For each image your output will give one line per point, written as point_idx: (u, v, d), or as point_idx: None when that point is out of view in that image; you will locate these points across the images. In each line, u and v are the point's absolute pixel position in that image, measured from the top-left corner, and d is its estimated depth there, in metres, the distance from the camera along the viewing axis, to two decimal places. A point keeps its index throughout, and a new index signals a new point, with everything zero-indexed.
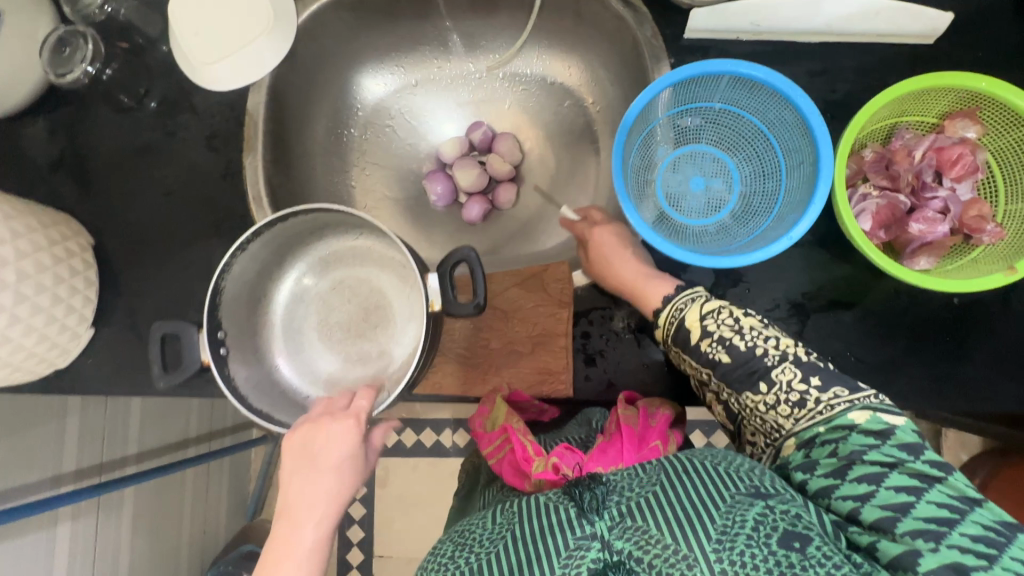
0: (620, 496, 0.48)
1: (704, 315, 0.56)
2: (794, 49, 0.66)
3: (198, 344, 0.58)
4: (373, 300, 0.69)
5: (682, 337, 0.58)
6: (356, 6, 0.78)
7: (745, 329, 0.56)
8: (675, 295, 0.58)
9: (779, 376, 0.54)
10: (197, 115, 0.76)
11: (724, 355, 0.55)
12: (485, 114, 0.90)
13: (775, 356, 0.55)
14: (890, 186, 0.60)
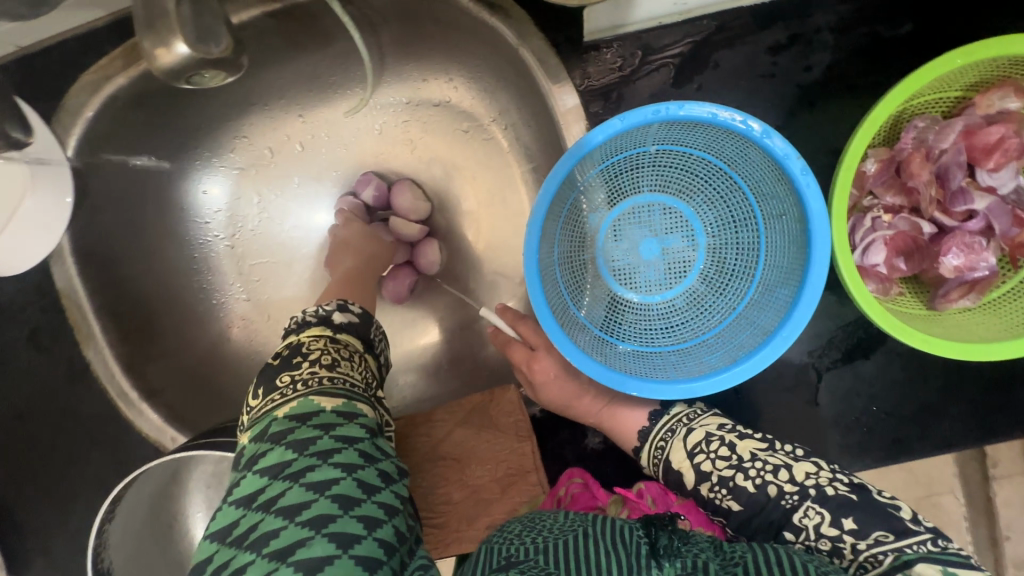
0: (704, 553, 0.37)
1: (693, 450, 0.46)
2: (741, 20, 0.46)
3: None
4: None
5: (675, 478, 0.47)
6: (139, 96, 0.56)
7: (744, 459, 0.44)
8: (653, 425, 0.49)
9: (802, 522, 0.41)
10: (3, 308, 0.58)
11: (732, 502, 0.44)
12: (369, 165, 0.69)
13: (792, 495, 0.42)
14: (905, 203, 0.44)
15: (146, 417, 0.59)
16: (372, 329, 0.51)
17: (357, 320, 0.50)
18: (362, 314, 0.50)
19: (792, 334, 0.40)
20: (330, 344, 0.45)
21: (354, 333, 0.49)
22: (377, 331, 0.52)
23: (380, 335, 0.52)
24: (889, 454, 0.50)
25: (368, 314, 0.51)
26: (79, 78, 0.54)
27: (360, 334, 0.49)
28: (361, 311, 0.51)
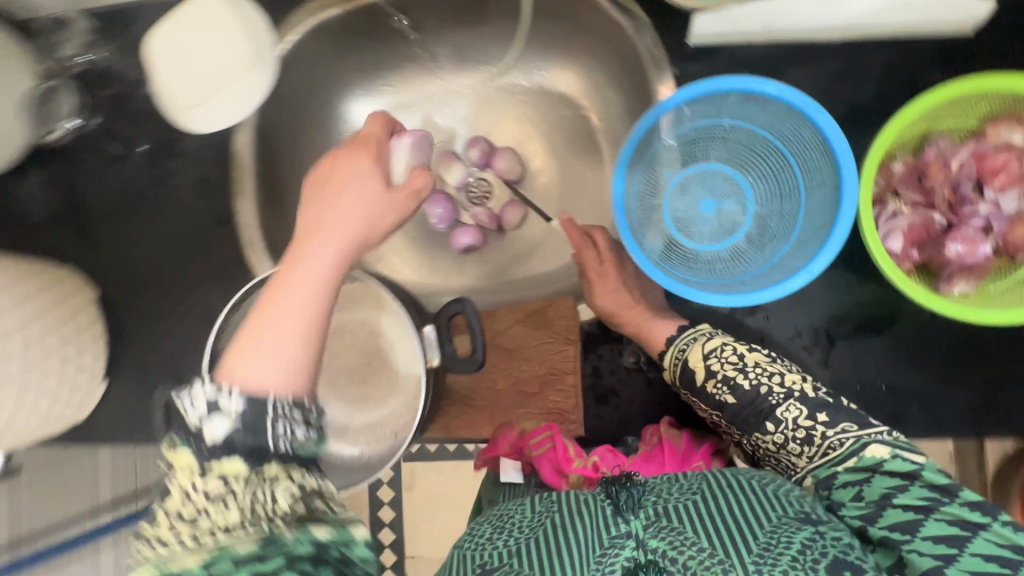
0: (658, 498, 0.48)
1: (707, 353, 0.56)
2: (811, 50, 0.60)
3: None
4: (372, 345, 0.65)
5: (686, 376, 0.57)
6: (338, 30, 0.74)
7: (749, 365, 0.54)
8: (677, 334, 0.58)
9: (784, 415, 0.52)
10: (185, 158, 0.74)
11: (730, 397, 0.54)
12: (482, 129, 0.85)
13: (780, 395, 0.53)
14: (923, 202, 0.54)
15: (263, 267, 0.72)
16: (269, 414, 0.38)
17: (236, 422, 0.37)
18: (243, 409, 0.38)
19: (816, 270, 0.50)
20: (258, 491, 0.37)
21: (238, 442, 0.37)
22: (282, 411, 0.39)
23: (290, 428, 0.39)
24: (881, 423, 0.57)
25: (256, 395, 0.39)
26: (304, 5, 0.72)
27: (259, 440, 0.38)
28: (243, 401, 0.38)
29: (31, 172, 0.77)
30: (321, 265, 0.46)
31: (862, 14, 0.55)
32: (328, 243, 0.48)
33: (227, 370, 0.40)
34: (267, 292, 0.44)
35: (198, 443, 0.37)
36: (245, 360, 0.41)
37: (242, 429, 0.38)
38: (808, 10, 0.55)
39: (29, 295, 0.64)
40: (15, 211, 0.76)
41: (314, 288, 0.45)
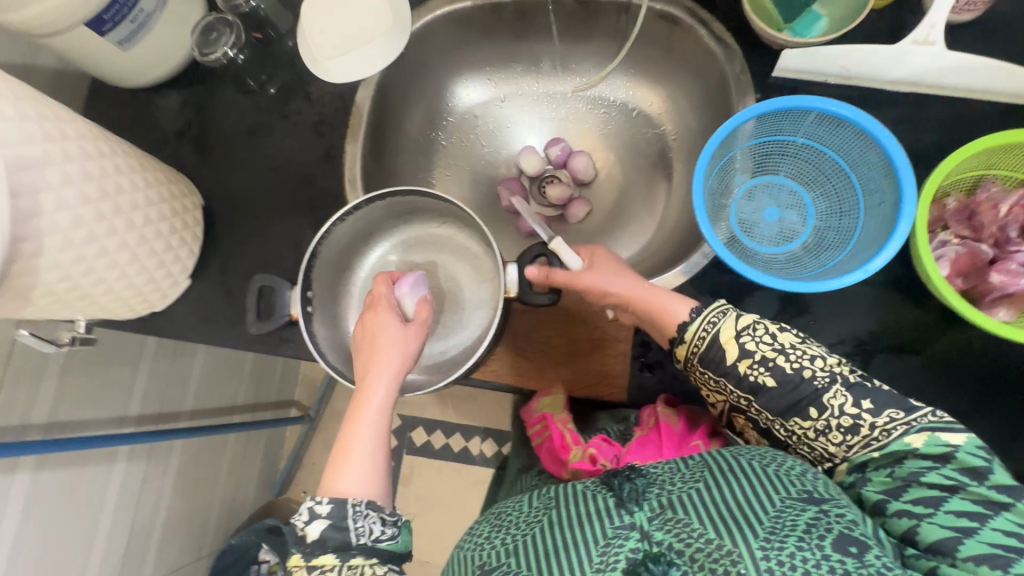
0: (659, 489, 0.51)
1: (740, 328, 0.56)
2: (881, 97, 0.68)
3: (292, 297, 0.68)
4: (446, 284, 0.79)
5: (713, 354, 0.57)
6: (463, 21, 0.85)
7: (787, 348, 0.55)
8: (693, 320, 0.58)
9: (831, 401, 0.53)
10: (310, 101, 0.84)
11: (769, 378, 0.54)
12: (566, 131, 0.94)
13: (824, 378, 0.53)
14: (971, 237, 0.60)
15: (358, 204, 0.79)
16: (350, 520, 0.52)
17: (330, 519, 0.51)
18: (333, 510, 0.52)
19: (872, 270, 0.55)
20: None
21: (333, 539, 0.51)
22: (358, 514, 0.52)
23: (366, 526, 0.52)
24: None
25: (341, 501, 0.53)
26: None
27: (343, 539, 0.51)
28: (331, 506, 0.52)
29: (173, 90, 0.87)
30: (378, 417, 0.59)
31: (929, 71, 0.64)
32: (374, 418, 0.59)
33: (330, 487, 0.55)
34: (334, 453, 0.57)
35: (302, 546, 0.51)
36: (340, 477, 0.55)
37: (335, 527, 0.51)
38: (883, 59, 0.64)
39: (156, 181, 0.71)
40: (150, 120, 0.86)
41: (380, 425, 0.59)
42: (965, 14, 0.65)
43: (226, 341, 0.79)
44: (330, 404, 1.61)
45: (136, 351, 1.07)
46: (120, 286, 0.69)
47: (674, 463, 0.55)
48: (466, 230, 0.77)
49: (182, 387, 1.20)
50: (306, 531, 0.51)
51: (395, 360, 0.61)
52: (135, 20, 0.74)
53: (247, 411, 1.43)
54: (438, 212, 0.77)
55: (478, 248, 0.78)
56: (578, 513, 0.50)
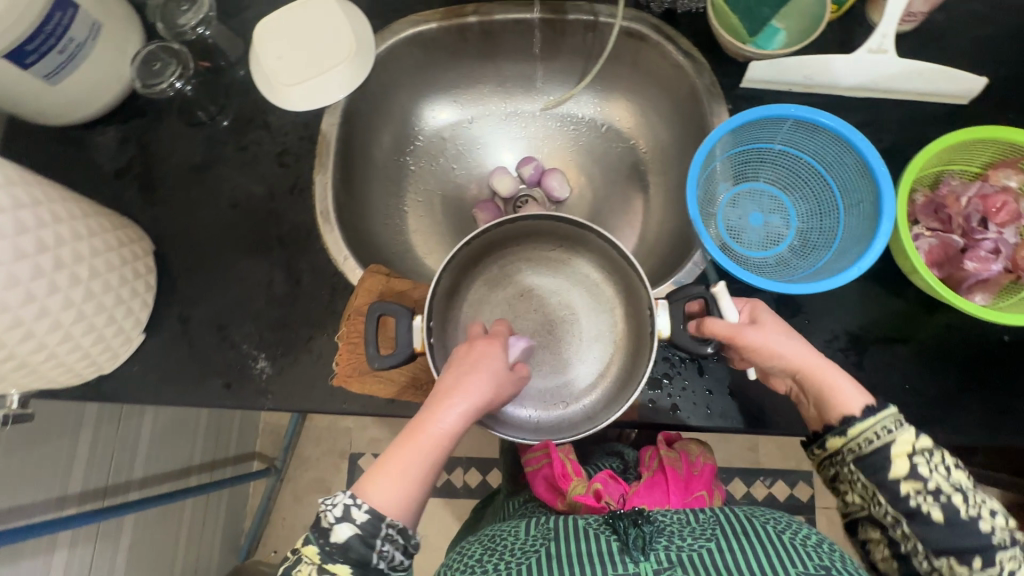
0: (668, 541, 0.52)
1: (916, 451, 0.52)
2: (841, 103, 0.72)
3: (412, 329, 0.59)
4: (560, 312, 0.73)
5: (878, 461, 0.53)
6: (428, 44, 0.83)
7: (963, 489, 0.52)
8: (868, 416, 0.53)
9: (1002, 559, 0.50)
10: (271, 132, 0.79)
11: (937, 512, 0.51)
12: (538, 150, 0.93)
13: (1002, 535, 0.51)
14: (941, 229, 0.64)
15: (333, 236, 0.74)
16: (378, 540, 0.49)
17: (360, 530, 0.48)
18: (367, 522, 0.49)
19: (866, 266, 0.58)
20: None
21: (355, 550, 0.49)
22: (387, 538, 0.49)
23: (390, 552, 0.50)
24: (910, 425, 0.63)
25: (379, 517, 0.49)
26: (405, 15, 0.81)
27: (364, 555, 0.49)
28: (367, 518, 0.49)
29: (110, 127, 0.79)
30: (437, 448, 0.53)
31: (883, 77, 0.68)
32: (440, 444, 0.53)
33: (370, 488, 0.50)
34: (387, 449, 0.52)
35: (323, 540, 0.49)
36: (381, 480, 0.51)
37: (361, 540, 0.49)
38: (842, 67, 0.68)
39: (100, 228, 0.63)
40: (84, 160, 0.78)
41: (436, 458, 0.53)
42: (907, 24, 0.70)
43: (190, 400, 0.70)
44: (296, 452, 1.50)
45: (74, 419, 0.94)
46: (63, 350, 0.60)
47: (684, 515, 0.56)
48: (585, 252, 0.71)
49: (129, 454, 1.08)
50: (334, 531, 0.48)
51: (477, 405, 0.54)
52: (64, 51, 0.66)
53: (205, 470, 1.31)
54: (564, 237, 0.71)
55: (599, 279, 0.72)
56: (582, 550, 0.51)
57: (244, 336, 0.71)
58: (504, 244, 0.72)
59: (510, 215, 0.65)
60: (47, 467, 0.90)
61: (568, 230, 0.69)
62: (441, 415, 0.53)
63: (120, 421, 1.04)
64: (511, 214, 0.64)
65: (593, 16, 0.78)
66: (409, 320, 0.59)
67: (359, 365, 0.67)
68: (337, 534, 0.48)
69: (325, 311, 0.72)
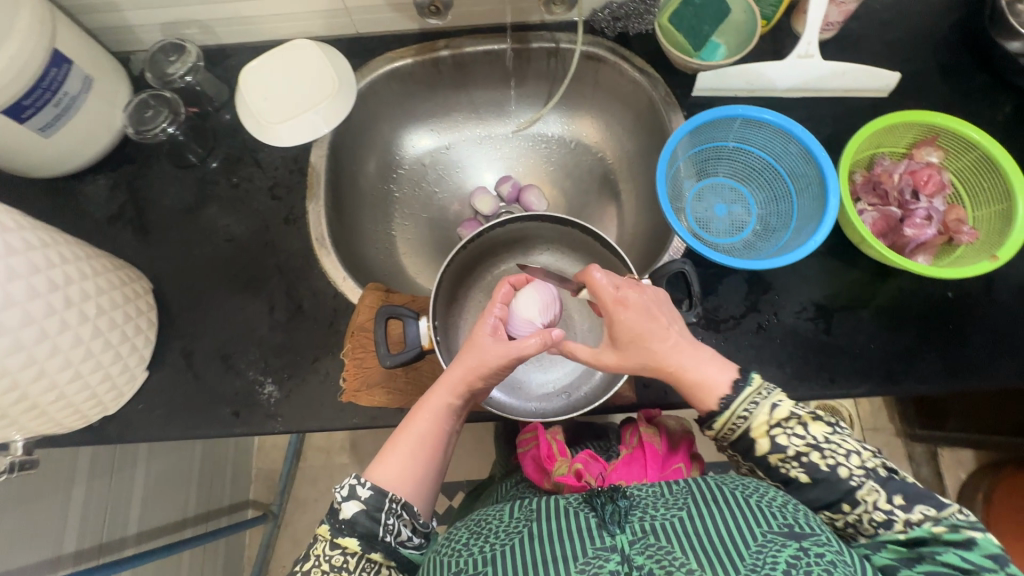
0: (643, 513, 0.48)
1: (773, 424, 0.54)
2: (781, 103, 0.81)
3: (419, 329, 0.64)
4: None
5: (745, 443, 0.55)
6: (405, 78, 0.89)
7: (823, 442, 0.52)
8: (735, 398, 0.55)
9: (864, 497, 0.51)
10: (262, 168, 0.83)
11: (803, 475, 0.53)
12: (514, 168, 1.00)
13: (861, 476, 0.51)
14: (881, 203, 0.72)
15: (330, 260, 0.77)
16: (383, 514, 0.54)
17: (365, 506, 0.54)
18: (371, 498, 0.54)
19: (820, 238, 0.65)
20: None
21: (362, 525, 0.53)
22: (392, 512, 0.54)
23: (395, 527, 0.54)
24: (880, 380, 0.69)
25: (381, 492, 0.55)
26: (382, 53, 0.87)
27: (371, 530, 0.53)
28: (371, 495, 0.54)
29: (100, 175, 0.82)
30: (428, 428, 0.59)
31: (814, 77, 0.78)
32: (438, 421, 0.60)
33: (376, 469, 0.57)
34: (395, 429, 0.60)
35: (334, 519, 0.54)
36: (387, 457, 0.58)
37: (367, 515, 0.53)
38: (777, 72, 0.77)
39: (103, 268, 0.65)
40: (76, 209, 0.80)
41: (431, 438, 0.59)
42: (828, 32, 0.80)
43: (197, 432, 0.71)
44: (292, 494, 1.47)
45: (68, 475, 0.92)
46: (70, 388, 0.61)
47: (658, 487, 0.52)
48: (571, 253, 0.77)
49: (123, 509, 1.05)
50: (341, 508, 0.53)
51: (458, 386, 0.60)
52: (58, 104, 0.70)
53: (200, 521, 1.27)
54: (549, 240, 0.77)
55: None
56: (558, 529, 0.48)
57: (249, 363, 0.73)
58: (497, 251, 0.78)
59: (498, 222, 0.70)
60: (41, 525, 0.87)
61: (555, 232, 0.74)
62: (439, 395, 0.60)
63: (113, 474, 1.02)
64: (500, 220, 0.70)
65: (555, 43, 0.85)
66: (415, 320, 0.64)
67: (369, 378, 0.70)
68: (344, 512, 0.53)
69: (328, 332, 0.74)
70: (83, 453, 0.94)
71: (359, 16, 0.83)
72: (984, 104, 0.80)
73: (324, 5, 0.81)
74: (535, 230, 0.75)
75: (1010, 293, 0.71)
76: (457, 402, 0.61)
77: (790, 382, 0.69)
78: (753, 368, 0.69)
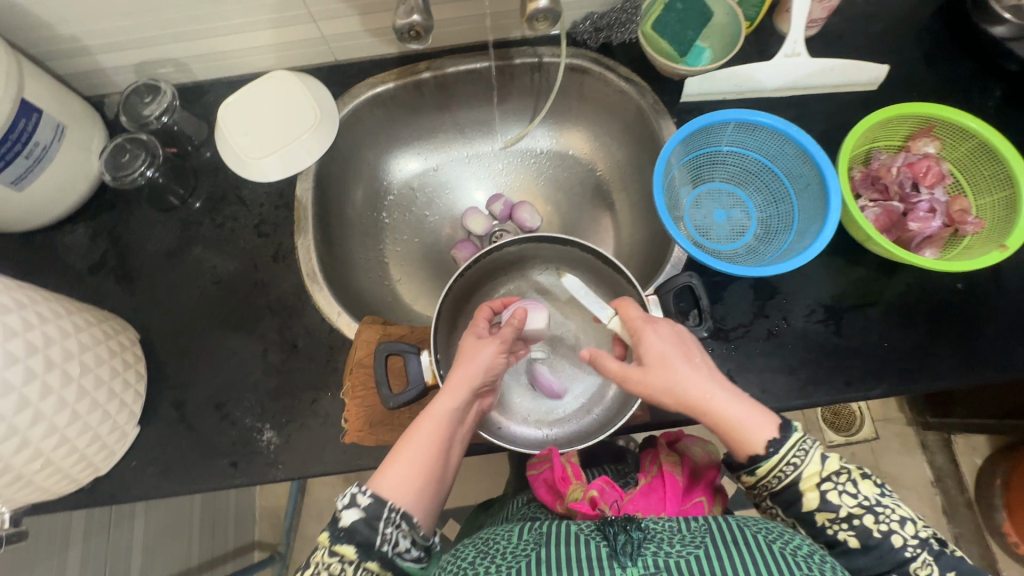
0: (657, 547, 0.46)
1: (825, 476, 0.53)
2: (771, 103, 0.80)
3: (421, 364, 0.61)
4: (557, 330, 0.78)
5: (790, 494, 0.54)
6: (388, 102, 0.87)
7: (876, 506, 0.52)
8: (783, 445, 0.53)
9: (916, 569, 0.51)
10: (246, 205, 0.80)
11: (853, 539, 0.52)
12: (504, 186, 0.98)
13: (914, 548, 0.51)
14: (882, 198, 0.70)
15: (323, 295, 0.74)
16: (382, 522, 0.52)
17: (365, 513, 0.52)
18: (371, 506, 0.52)
19: (826, 239, 0.63)
20: None
21: (361, 534, 0.52)
22: (390, 521, 0.52)
23: (394, 536, 0.53)
24: (897, 379, 0.67)
25: (381, 500, 0.53)
26: (363, 79, 0.85)
27: (369, 538, 0.51)
28: (370, 501, 0.52)
29: (79, 224, 0.79)
30: (430, 436, 0.57)
31: (802, 76, 0.77)
32: (438, 420, 0.58)
33: (377, 478, 0.55)
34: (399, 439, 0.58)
35: (335, 527, 0.52)
36: (388, 469, 0.55)
37: (366, 523, 0.52)
38: (765, 72, 0.76)
39: (86, 322, 0.62)
40: (56, 261, 0.77)
41: (435, 445, 0.57)
42: (812, 30, 0.80)
43: (195, 487, 0.67)
44: (298, 532, 1.43)
45: (61, 538, 0.88)
46: (58, 453, 0.58)
47: (675, 523, 0.50)
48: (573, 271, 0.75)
49: (123, 567, 1.00)
50: (340, 515, 0.51)
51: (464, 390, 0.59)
52: (30, 155, 0.67)
53: (205, 569, 1.23)
54: (549, 259, 0.75)
55: None
56: (569, 557, 0.46)
57: (246, 411, 0.70)
58: (495, 274, 0.76)
59: (496, 245, 0.68)
60: None
61: (554, 251, 0.72)
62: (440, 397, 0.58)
63: (111, 531, 0.98)
64: (499, 242, 0.68)
65: (537, 58, 0.84)
66: (416, 355, 0.61)
67: (368, 418, 0.67)
68: (343, 520, 0.51)
69: (326, 371, 0.71)
70: (78, 513, 0.90)
71: (336, 43, 0.82)
72: (974, 90, 0.79)
73: (301, 35, 0.79)
74: (533, 251, 0.72)
75: (1018, 281, 0.70)
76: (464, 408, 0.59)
77: (806, 387, 0.67)
78: (766, 376, 0.68)
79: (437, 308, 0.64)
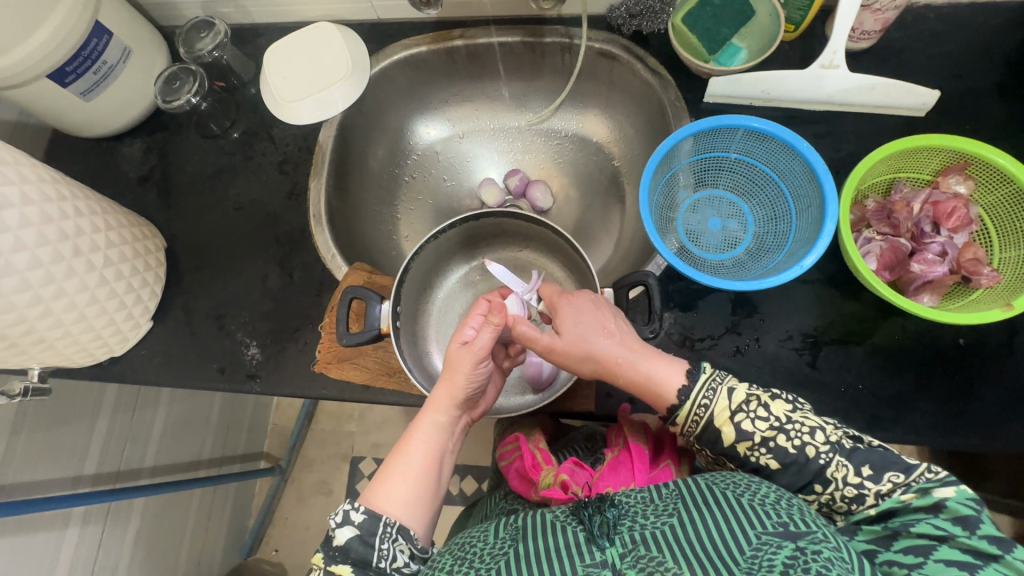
0: (632, 522, 0.47)
1: (735, 409, 0.54)
2: (801, 115, 0.75)
3: (381, 312, 0.66)
4: None
5: (710, 434, 0.55)
6: (419, 66, 0.90)
7: (787, 424, 0.52)
8: (692, 387, 0.56)
9: (833, 474, 0.51)
10: (275, 143, 0.87)
11: (772, 461, 0.53)
12: (522, 161, 0.99)
13: (828, 454, 0.51)
14: (891, 233, 0.65)
15: (323, 236, 0.81)
16: (377, 538, 0.54)
17: (359, 531, 0.54)
18: (365, 522, 0.54)
19: (808, 263, 0.60)
20: None
21: (356, 551, 0.53)
22: (386, 536, 0.54)
23: (390, 552, 0.54)
24: (865, 424, 0.64)
25: (375, 516, 0.55)
26: (399, 39, 0.89)
27: (365, 554, 0.53)
28: (364, 518, 0.55)
29: (136, 139, 0.89)
30: (422, 451, 0.61)
31: (839, 90, 0.71)
32: (426, 437, 0.61)
33: (369, 496, 0.57)
34: (389, 457, 0.61)
35: (329, 546, 0.54)
36: (381, 487, 0.58)
37: (361, 540, 0.54)
38: (797, 82, 0.71)
39: (118, 224, 0.71)
40: (113, 168, 0.88)
41: (426, 458, 0.61)
42: (864, 42, 0.74)
43: (187, 382, 0.77)
44: (300, 453, 1.56)
45: (92, 406, 1.03)
46: (77, 328, 0.68)
47: (647, 494, 0.51)
48: (552, 253, 0.77)
49: (142, 443, 1.16)
50: (335, 534, 0.53)
51: (447, 404, 0.62)
52: (98, 72, 0.77)
53: (214, 464, 1.38)
54: (529, 236, 0.77)
55: (564, 276, 0.78)
56: (546, 547, 0.46)
57: (240, 326, 0.78)
58: (476, 245, 0.79)
59: (473, 214, 0.71)
60: (68, 448, 0.99)
61: (533, 230, 0.75)
62: (426, 416, 0.62)
63: (136, 413, 1.13)
64: (477, 213, 0.71)
65: (568, 38, 0.83)
66: (378, 303, 0.66)
67: (337, 353, 0.73)
68: (337, 539, 0.53)
69: (312, 305, 0.78)
70: (108, 389, 1.05)
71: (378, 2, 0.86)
72: None
73: None
74: (512, 226, 0.75)
75: None
76: (448, 419, 0.63)
77: None
78: None
79: (402, 264, 0.68)
